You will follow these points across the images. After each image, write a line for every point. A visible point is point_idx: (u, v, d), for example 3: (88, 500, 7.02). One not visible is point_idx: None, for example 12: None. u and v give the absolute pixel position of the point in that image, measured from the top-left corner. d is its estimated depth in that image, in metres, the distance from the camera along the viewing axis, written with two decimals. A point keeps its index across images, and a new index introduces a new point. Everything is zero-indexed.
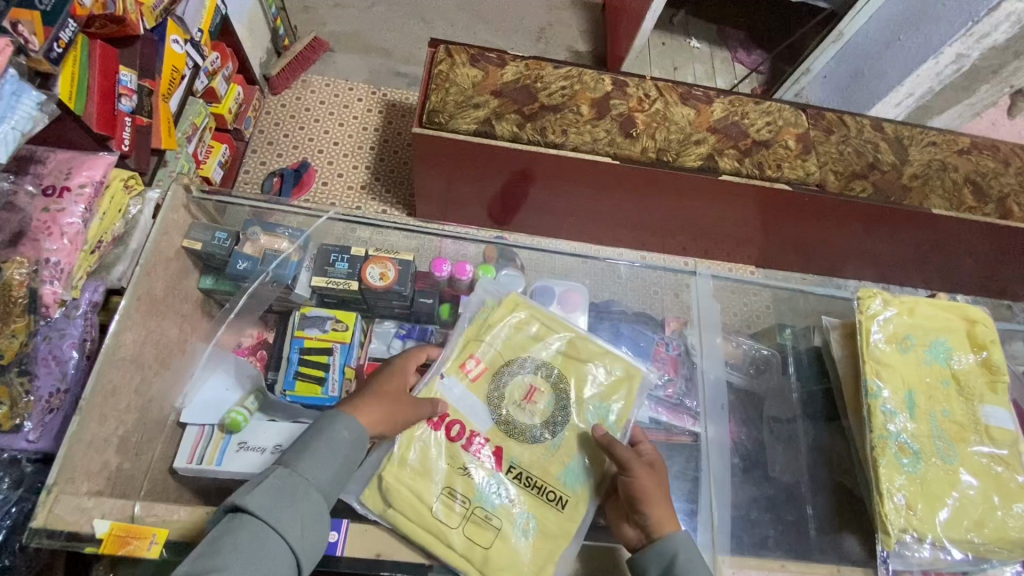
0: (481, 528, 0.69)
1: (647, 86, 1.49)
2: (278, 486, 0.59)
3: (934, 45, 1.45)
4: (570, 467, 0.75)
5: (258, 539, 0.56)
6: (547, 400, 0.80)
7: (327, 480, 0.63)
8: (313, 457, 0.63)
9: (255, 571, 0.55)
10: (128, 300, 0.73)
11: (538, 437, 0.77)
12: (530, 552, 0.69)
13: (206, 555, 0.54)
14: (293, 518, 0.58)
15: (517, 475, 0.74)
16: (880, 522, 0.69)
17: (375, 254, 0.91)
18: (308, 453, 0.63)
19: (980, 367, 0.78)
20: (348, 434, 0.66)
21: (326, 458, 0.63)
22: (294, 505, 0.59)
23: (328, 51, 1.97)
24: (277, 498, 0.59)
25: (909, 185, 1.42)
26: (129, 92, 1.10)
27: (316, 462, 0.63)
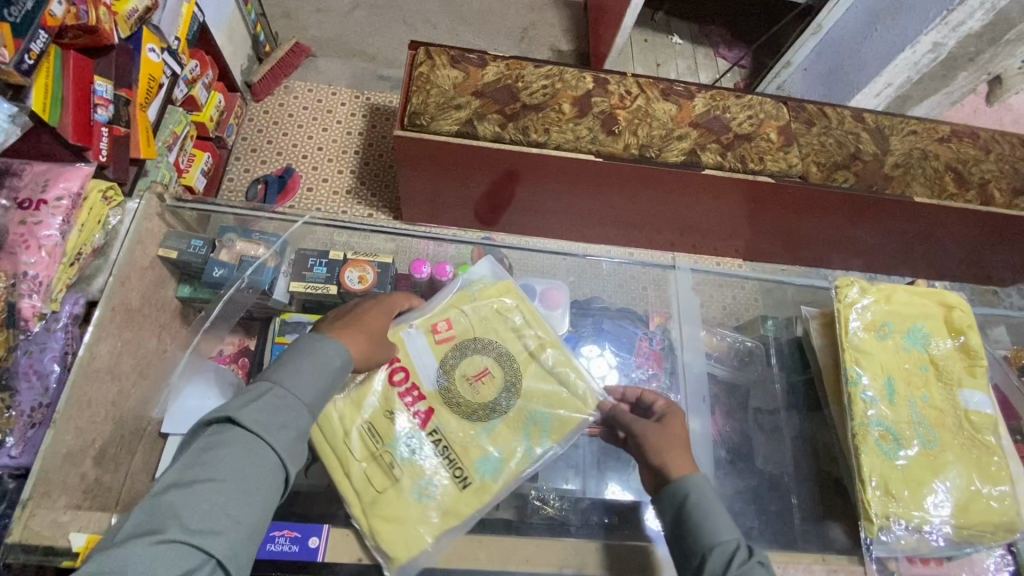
0: (383, 474, 0.72)
1: (628, 83, 1.49)
2: (263, 401, 0.57)
3: (911, 35, 1.46)
4: (488, 453, 0.75)
5: (246, 450, 0.55)
6: (497, 383, 0.79)
7: (310, 396, 0.60)
8: (296, 374, 0.60)
9: (244, 479, 0.53)
10: (101, 310, 0.75)
11: (472, 417, 0.77)
12: (414, 519, 0.69)
13: (189, 462, 0.54)
14: (279, 430, 0.57)
15: (437, 441, 0.75)
16: (863, 509, 0.69)
17: (354, 258, 0.91)
18: (293, 371, 0.60)
19: (959, 352, 0.78)
20: (337, 361, 0.64)
21: (313, 378, 0.61)
22: (281, 419, 0.57)
23: (311, 56, 1.97)
24: (263, 410, 0.57)
25: (890, 174, 1.43)
26: (105, 103, 1.08)
27: (301, 378, 0.60)
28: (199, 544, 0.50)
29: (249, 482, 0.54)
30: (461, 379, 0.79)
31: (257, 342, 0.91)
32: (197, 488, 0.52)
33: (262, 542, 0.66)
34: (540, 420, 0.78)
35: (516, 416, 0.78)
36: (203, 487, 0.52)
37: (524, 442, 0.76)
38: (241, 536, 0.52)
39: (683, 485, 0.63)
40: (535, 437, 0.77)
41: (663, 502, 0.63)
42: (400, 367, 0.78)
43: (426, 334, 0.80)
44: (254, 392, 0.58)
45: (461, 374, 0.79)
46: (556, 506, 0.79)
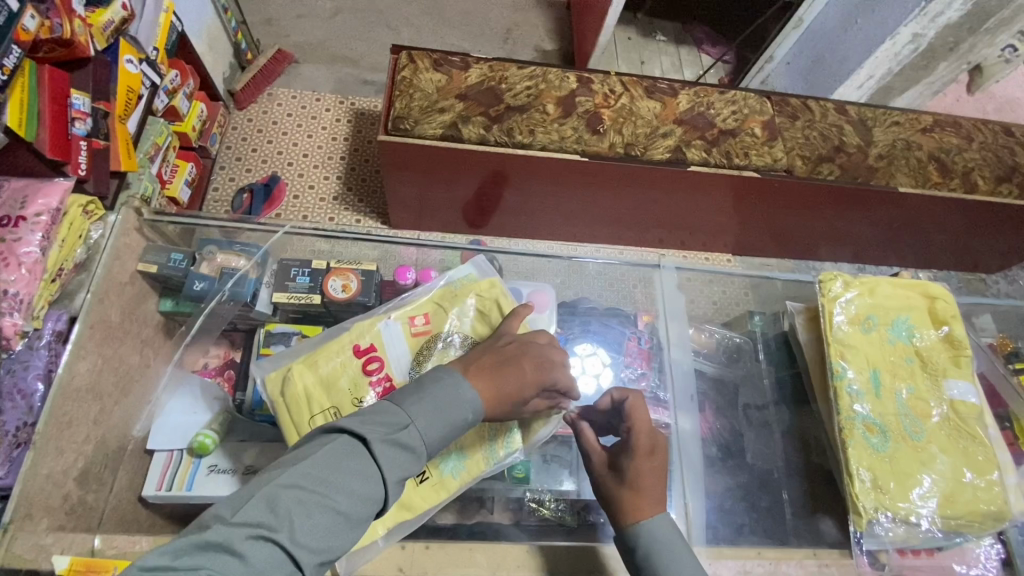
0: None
1: (612, 82, 1.49)
2: (400, 436, 0.54)
3: (890, 27, 1.47)
4: (453, 451, 0.71)
5: (363, 477, 0.51)
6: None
7: (434, 440, 0.56)
8: (430, 408, 0.56)
9: (350, 509, 0.50)
10: (81, 328, 0.74)
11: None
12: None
13: (303, 470, 0.50)
14: (397, 471, 0.53)
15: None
16: (852, 503, 0.69)
17: (337, 266, 0.91)
18: (435, 408, 0.56)
19: (943, 342, 0.79)
20: (471, 415, 0.58)
21: (441, 415, 0.56)
22: (404, 460, 0.53)
23: (293, 62, 1.95)
24: (392, 445, 0.53)
25: (875, 165, 1.43)
26: (82, 116, 1.07)
27: (440, 423, 0.56)
28: (295, 561, 0.47)
29: (353, 513, 0.50)
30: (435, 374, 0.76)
31: (242, 355, 0.92)
32: (312, 501, 0.49)
33: None
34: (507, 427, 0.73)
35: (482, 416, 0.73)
36: (316, 502, 0.49)
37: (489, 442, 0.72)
38: (326, 563, 0.49)
39: (635, 534, 0.64)
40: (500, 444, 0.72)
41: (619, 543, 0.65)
42: (375, 356, 0.77)
43: (402, 325, 0.80)
44: (387, 417, 0.55)
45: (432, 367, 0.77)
46: (552, 507, 0.81)
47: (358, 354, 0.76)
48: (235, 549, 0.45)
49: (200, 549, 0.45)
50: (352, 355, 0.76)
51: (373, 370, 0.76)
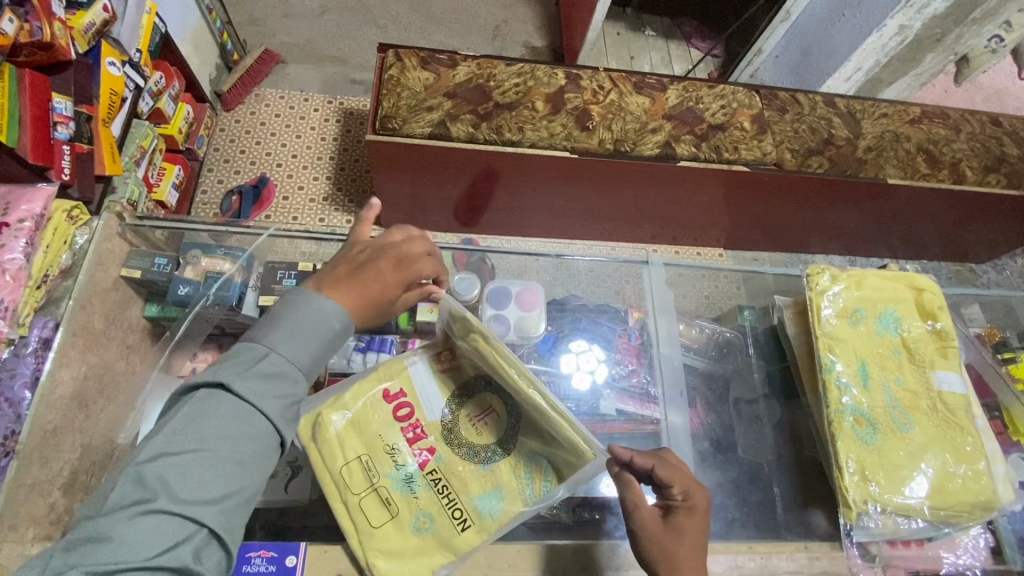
0: (381, 507, 0.67)
1: (600, 78, 1.49)
2: (259, 368, 0.53)
3: (876, 19, 1.47)
4: (488, 491, 0.69)
5: (236, 419, 0.51)
6: (501, 420, 0.72)
7: (303, 360, 0.56)
8: (288, 335, 0.56)
9: (236, 452, 0.51)
10: (61, 337, 0.75)
11: (472, 455, 0.70)
12: (409, 552, 0.66)
13: (167, 434, 0.50)
14: (272, 401, 0.53)
15: (433, 477, 0.69)
16: (841, 496, 0.70)
17: (323, 268, 0.90)
18: (294, 334, 0.56)
19: (932, 334, 0.79)
20: (338, 324, 0.58)
21: (306, 340, 0.56)
22: (277, 390, 0.54)
23: (281, 63, 1.94)
24: (255, 381, 0.53)
25: (864, 157, 1.44)
26: (65, 120, 1.05)
27: (301, 345, 0.56)
28: (191, 517, 0.48)
29: (238, 455, 0.51)
30: (468, 417, 0.72)
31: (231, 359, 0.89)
32: (184, 460, 0.49)
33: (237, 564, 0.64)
34: (541, 468, 0.69)
35: (518, 456, 0.70)
36: (190, 460, 0.49)
37: (524, 483, 0.69)
38: (233, 506, 0.50)
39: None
40: (537, 485, 0.69)
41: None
42: (405, 401, 0.72)
43: (429, 362, 0.75)
44: (240, 357, 0.54)
45: (463, 412, 0.72)
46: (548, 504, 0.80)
47: (388, 398, 0.73)
48: (115, 532, 0.46)
49: (82, 541, 0.46)
50: (382, 399, 0.73)
51: (405, 416, 0.72)
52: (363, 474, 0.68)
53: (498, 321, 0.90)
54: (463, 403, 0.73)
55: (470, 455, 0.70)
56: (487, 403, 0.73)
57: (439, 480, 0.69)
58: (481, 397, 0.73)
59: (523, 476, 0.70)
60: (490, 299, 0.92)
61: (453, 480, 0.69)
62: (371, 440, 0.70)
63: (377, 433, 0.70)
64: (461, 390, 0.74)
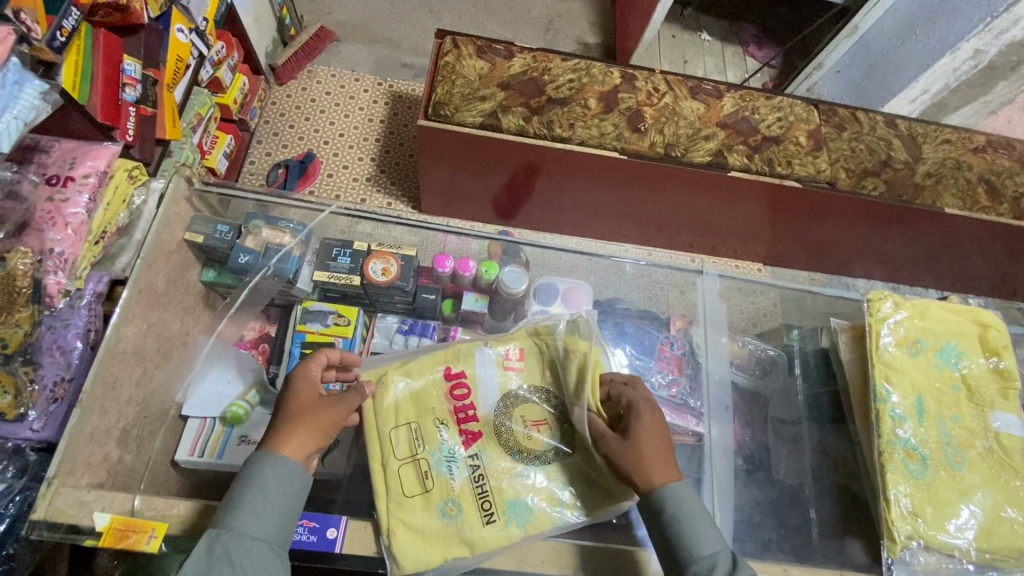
0: (417, 480, 0.70)
1: (656, 80, 1.47)
2: (222, 546, 0.55)
3: (950, 40, 1.41)
4: (518, 498, 0.70)
5: None
6: (549, 432, 0.73)
7: (265, 528, 0.57)
8: (242, 509, 0.57)
9: None
10: (129, 293, 0.76)
11: (513, 458, 0.73)
12: (428, 535, 0.67)
13: None
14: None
15: (472, 468, 0.72)
16: (886, 529, 0.68)
17: (378, 249, 0.93)
18: (242, 511, 0.57)
19: (993, 373, 0.77)
20: (291, 484, 0.60)
21: (261, 507, 0.58)
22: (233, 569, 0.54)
23: (335, 41, 1.95)
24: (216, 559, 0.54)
25: (922, 183, 1.39)
26: (133, 82, 1.07)
27: (256, 519, 0.57)
28: None
29: None
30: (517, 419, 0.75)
31: (277, 330, 0.96)
32: None
33: None
34: (576, 490, 0.71)
35: (558, 471, 0.72)
36: None
37: (554, 500, 0.70)
38: None
39: (658, 498, 0.61)
40: (571, 506, 0.70)
41: (642, 511, 0.62)
42: (464, 382, 0.77)
43: (496, 358, 0.79)
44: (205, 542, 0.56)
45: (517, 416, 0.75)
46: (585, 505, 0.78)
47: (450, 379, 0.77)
48: None
49: None
50: (442, 376, 0.77)
51: (460, 396, 0.77)
52: (408, 447, 0.72)
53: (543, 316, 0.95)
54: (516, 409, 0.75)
55: (512, 459, 0.72)
56: (544, 413, 0.75)
57: (476, 472, 0.71)
58: (534, 407, 0.75)
59: (559, 490, 0.71)
60: (537, 294, 0.96)
61: (489, 476, 0.72)
62: (424, 412, 0.75)
63: (432, 412, 0.75)
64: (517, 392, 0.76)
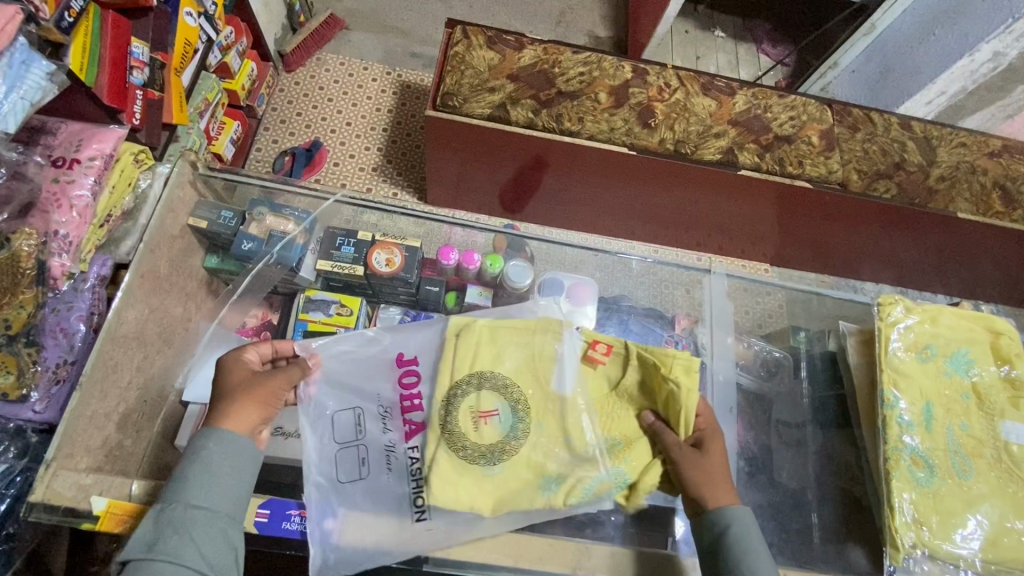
0: (355, 463, 0.72)
1: (668, 75, 1.44)
2: (178, 520, 0.57)
3: (970, 41, 1.38)
4: (556, 476, 0.71)
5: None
6: (615, 426, 0.75)
7: (219, 501, 0.59)
8: (194, 484, 0.59)
9: None
10: (131, 277, 0.76)
11: (461, 455, 0.71)
12: (466, 481, 0.69)
13: None
14: (182, 547, 0.56)
15: (529, 433, 0.73)
16: (890, 536, 0.67)
17: (381, 239, 0.93)
18: (186, 484, 0.59)
19: (1005, 382, 0.75)
20: (243, 457, 0.62)
21: (215, 481, 0.60)
22: (180, 538, 0.56)
23: (344, 29, 1.94)
24: (175, 531, 0.56)
25: (935, 187, 1.37)
26: (141, 65, 1.05)
27: (201, 492, 0.58)
28: None
29: None
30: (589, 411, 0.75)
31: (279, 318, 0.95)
32: None
33: (278, 519, 0.66)
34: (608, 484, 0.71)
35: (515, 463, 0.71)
36: None
37: (591, 482, 0.70)
38: None
39: (722, 516, 0.65)
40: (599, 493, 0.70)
41: (700, 530, 0.66)
42: (414, 370, 0.77)
43: (585, 345, 0.80)
44: (156, 516, 0.57)
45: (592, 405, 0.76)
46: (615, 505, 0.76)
47: (532, 350, 0.79)
48: None
49: None
50: (395, 362, 0.79)
51: (408, 384, 0.77)
52: (477, 403, 0.74)
53: None
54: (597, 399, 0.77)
55: (567, 439, 0.73)
56: (491, 404, 0.74)
57: (532, 438, 0.73)
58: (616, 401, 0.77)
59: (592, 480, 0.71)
60: (543, 289, 0.95)
61: (539, 448, 0.72)
62: (367, 396, 0.76)
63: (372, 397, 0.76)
64: (595, 383, 0.78)
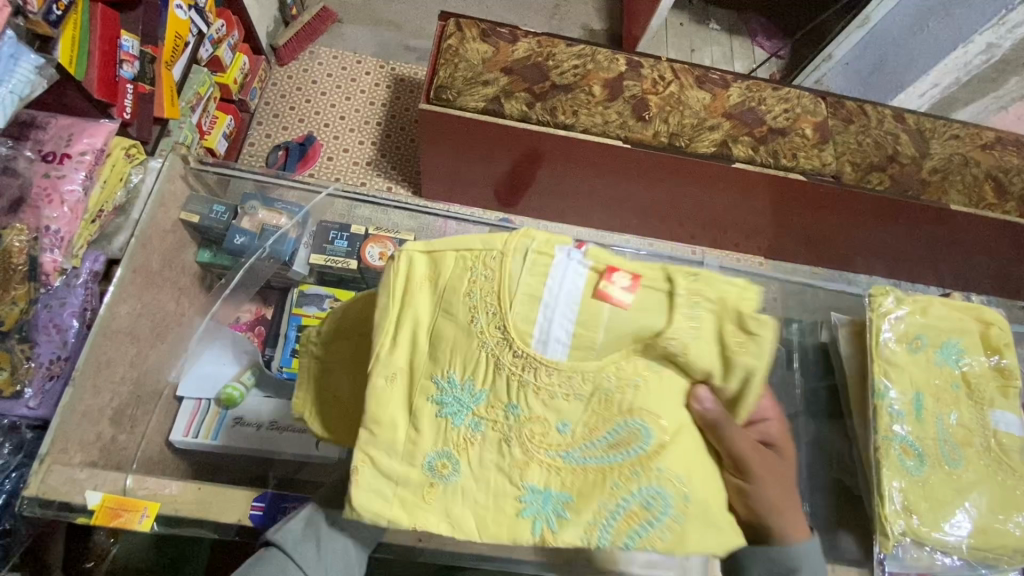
0: None
1: (662, 68, 1.44)
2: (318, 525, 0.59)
3: (963, 33, 1.38)
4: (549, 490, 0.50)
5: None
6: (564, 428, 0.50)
7: (354, 523, 0.60)
8: (344, 497, 0.61)
9: None
10: (123, 272, 0.75)
11: None
12: (406, 495, 0.51)
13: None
14: (316, 562, 0.57)
15: (499, 426, 0.51)
16: (879, 524, 0.68)
17: (375, 234, 0.93)
18: (341, 495, 0.61)
19: (994, 371, 0.77)
20: None
21: (358, 501, 0.61)
22: (321, 552, 0.57)
23: (337, 22, 1.92)
24: (308, 539, 0.58)
25: (928, 178, 1.37)
26: (131, 58, 1.04)
27: (352, 508, 0.60)
28: None
29: None
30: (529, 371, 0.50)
31: (274, 313, 0.96)
32: None
33: None
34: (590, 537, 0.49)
35: None
36: None
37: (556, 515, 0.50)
38: None
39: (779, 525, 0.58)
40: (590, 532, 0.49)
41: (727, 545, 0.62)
42: None
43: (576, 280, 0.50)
44: (304, 515, 0.60)
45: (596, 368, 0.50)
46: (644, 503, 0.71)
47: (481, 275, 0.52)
48: None
49: None
50: None
51: None
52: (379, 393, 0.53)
53: None
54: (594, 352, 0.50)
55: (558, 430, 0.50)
56: None
57: None
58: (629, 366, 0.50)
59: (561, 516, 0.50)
60: None
61: (500, 438, 0.52)
62: None
63: None
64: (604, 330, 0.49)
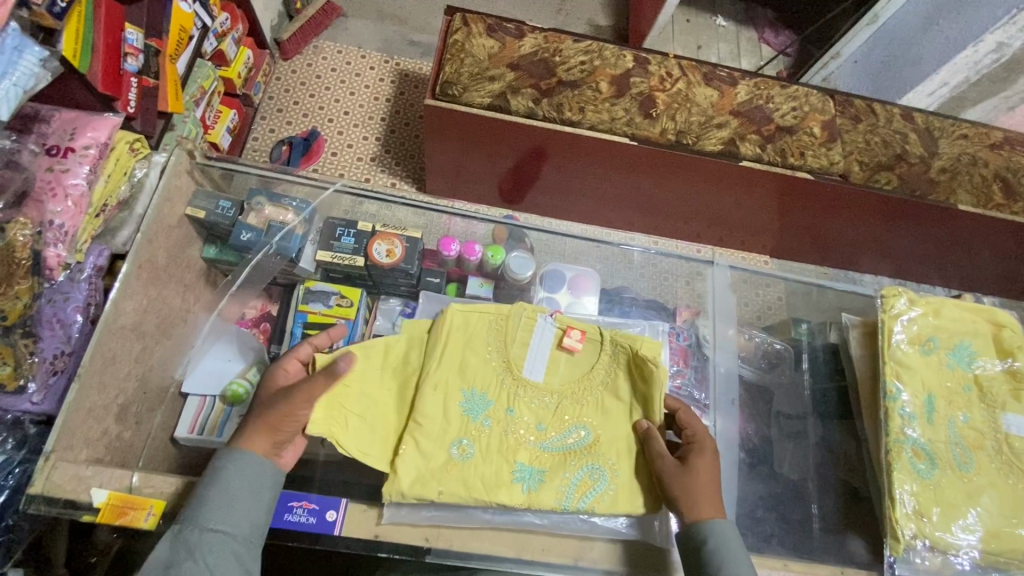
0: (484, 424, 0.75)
1: (669, 65, 1.43)
2: (193, 542, 0.56)
3: (974, 31, 1.37)
4: (532, 465, 0.71)
5: None
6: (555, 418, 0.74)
7: (236, 526, 0.58)
8: (212, 507, 0.58)
9: None
10: (127, 269, 0.75)
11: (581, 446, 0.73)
12: (431, 472, 0.68)
13: None
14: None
15: (502, 422, 0.73)
16: (890, 528, 0.67)
17: (382, 230, 0.92)
18: (210, 506, 0.58)
19: (1007, 374, 0.76)
20: (265, 478, 0.61)
21: (233, 506, 0.59)
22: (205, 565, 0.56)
23: (341, 16, 1.91)
24: (187, 558, 0.56)
25: (936, 178, 1.36)
26: (135, 52, 1.04)
27: (226, 513, 0.58)
28: None
29: None
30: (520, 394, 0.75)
31: (280, 308, 0.93)
32: None
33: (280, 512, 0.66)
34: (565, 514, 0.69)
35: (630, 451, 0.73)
36: None
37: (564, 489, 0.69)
38: None
39: (703, 528, 0.63)
40: (580, 490, 0.69)
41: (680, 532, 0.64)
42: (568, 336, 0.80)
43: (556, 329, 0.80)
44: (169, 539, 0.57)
45: (567, 388, 0.76)
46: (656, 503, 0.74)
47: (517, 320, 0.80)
48: None
49: None
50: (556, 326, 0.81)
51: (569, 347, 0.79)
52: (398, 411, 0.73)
53: (549, 303, 0.94)
54: (562, 376, 0.77)
55: (536, 429, 0.73)
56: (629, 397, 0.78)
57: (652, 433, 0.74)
58: (587, 387, 0.76)
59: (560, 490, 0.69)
60: (544, 281, 0.96)
61: (507, 443, 0.72)
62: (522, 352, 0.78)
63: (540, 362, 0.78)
64: (565, 371, 0.78)
